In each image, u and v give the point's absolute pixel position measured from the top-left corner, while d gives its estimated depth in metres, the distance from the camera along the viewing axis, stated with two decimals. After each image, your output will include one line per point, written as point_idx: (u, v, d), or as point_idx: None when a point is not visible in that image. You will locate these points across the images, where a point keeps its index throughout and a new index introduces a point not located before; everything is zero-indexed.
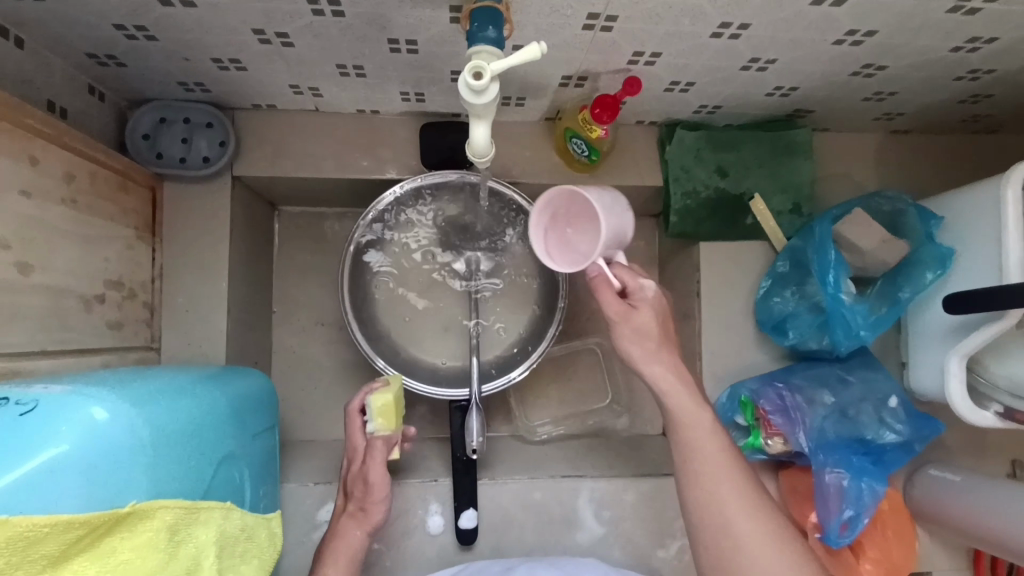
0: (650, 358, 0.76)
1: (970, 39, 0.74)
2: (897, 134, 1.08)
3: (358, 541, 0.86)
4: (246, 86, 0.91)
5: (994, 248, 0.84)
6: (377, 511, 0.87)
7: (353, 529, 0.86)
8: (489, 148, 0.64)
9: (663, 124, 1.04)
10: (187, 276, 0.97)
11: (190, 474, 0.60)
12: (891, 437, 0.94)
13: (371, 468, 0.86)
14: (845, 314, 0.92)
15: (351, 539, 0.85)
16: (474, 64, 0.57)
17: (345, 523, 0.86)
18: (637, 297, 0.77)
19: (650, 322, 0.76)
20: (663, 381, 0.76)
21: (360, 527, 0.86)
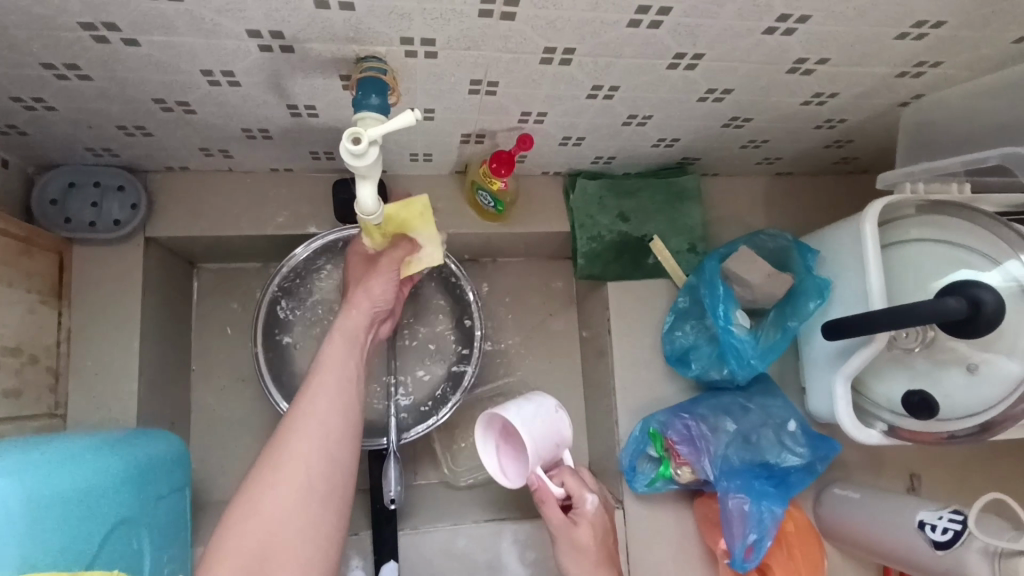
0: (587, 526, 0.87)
1: (815, 94, 0.84)
2: (781, 178, 1.18)
3: (343, 352, 0.79)
4: (156, 151, 0.93)
5: (860, 278, 0.93)
6: (360, 305, 0.84)
7: (336, 349, 0.79)
8: (377, 206, 0.68)
9: (567, 174, 1.11)
10: (96, 338, 0.96)
11: (75, 544, 0.60)
12: (792, 459, 0.99)
13: (355, 302, 0.84)
14: (737, 344, 0.99)
15: (335, 355, 0.78)
16: (353, 131, 0.61)
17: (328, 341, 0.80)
18: (576, 510, 0.88)
19: (585, 541, 0.87)
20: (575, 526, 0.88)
21: (347, 325, 0.82)
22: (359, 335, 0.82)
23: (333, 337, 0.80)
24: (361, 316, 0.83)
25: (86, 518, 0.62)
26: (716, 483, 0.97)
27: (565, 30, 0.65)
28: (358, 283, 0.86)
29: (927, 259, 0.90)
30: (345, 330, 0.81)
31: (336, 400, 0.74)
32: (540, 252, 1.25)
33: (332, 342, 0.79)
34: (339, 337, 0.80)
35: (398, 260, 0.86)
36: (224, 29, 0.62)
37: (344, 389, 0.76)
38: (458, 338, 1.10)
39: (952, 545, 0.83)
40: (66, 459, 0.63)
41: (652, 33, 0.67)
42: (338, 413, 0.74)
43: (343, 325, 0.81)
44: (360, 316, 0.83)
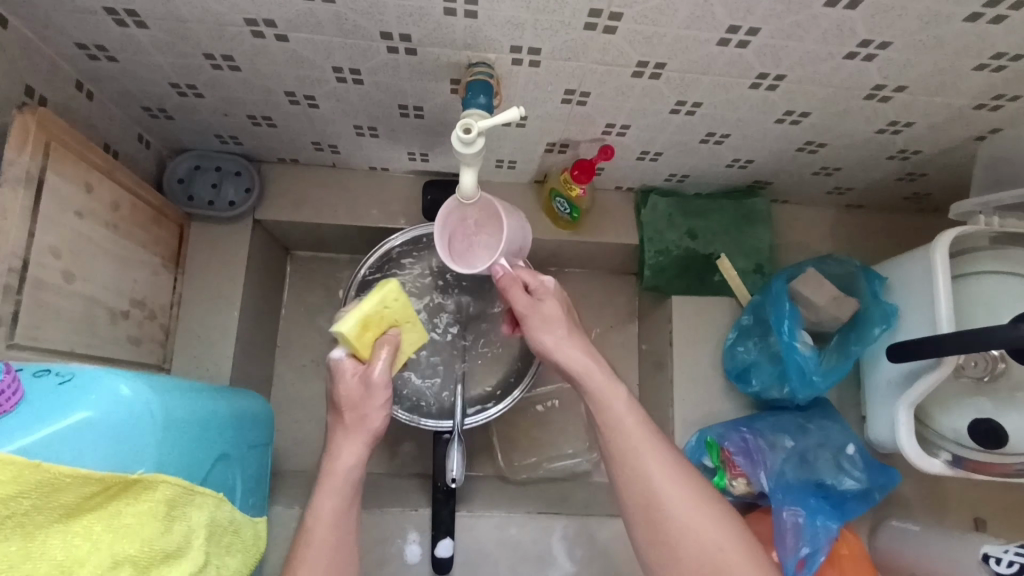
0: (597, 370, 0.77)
1: (891, 122, 0.88)
2: (850, 209, 1.20)
3: (338, 502, 0.79)
4: (275, 142, 1.05)
5: (929, 305, 0.94)
6: (351, 452, 0.80)
7: (327, 497, 0.79)
8: (475, 192, 0.76)
9: (639, 190, 1.17)
10: (202, 304, 1.07)
11: (192, 463, 0.67)
12: (850, 483, 0.99)
13: (344, 443, 0.81)
14: (800, 361, 1.00)
15: (330, 509, 0.78)
16: (465, 121, 0.69)
17: (324, 482, 0.80)
18: (539, 292, 0.82)
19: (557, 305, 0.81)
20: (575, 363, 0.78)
21: (343, 459, 0.80)
22: (360, 467, 0.81)
23: (326, 483, 0.80)
24: (358, 445, 0.81)
25: (198, 443, 0.69)
26: (770, 496, 0.98)
27: (660, 45, 0.72)
28: (351, 410, 0.81)
29: (999, 292, 0.90)
30: (340, 476, 0.79)
31: (333, 548, 0.77)
32: (606, 265, 1.30)
33: (325, 490, 0.79)
34: (336, 486, 0.79)
35: (390, 361, 0.81)
36: (361, 30, 0.72)
37: (333, 536, 0.77)
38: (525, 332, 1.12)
39: None
40: (186, 390, 0.71)
41: (739, 53, 0.73)
42: (326, 565, 0.76)
43: (335, 471, 0.80)
44: (353, 456, 0.80)
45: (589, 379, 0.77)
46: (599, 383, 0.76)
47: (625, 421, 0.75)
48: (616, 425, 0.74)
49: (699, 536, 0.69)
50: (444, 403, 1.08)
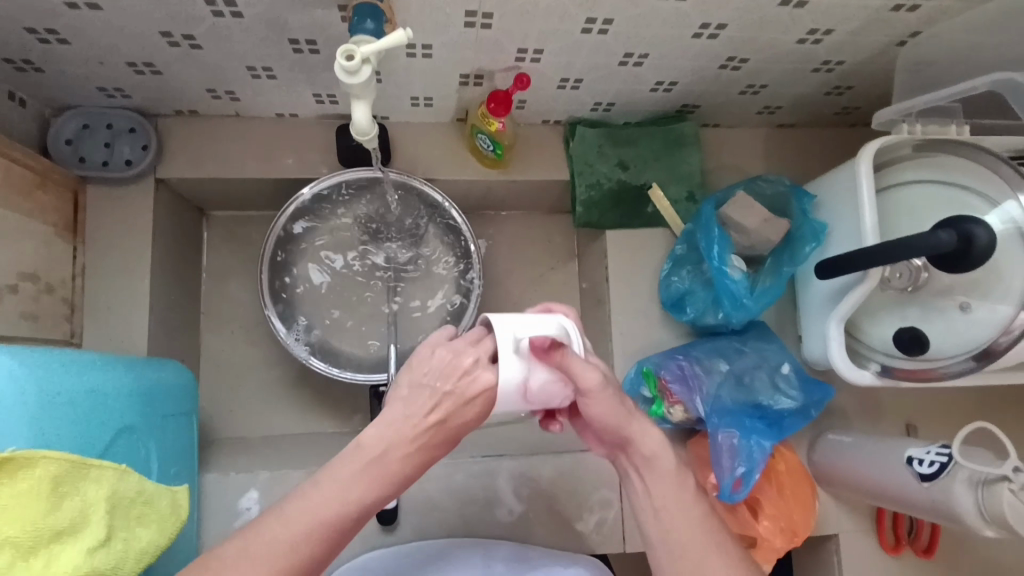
0: (660, 475, 0.68)
1: (811, 30, 0.85)
2: (783, 129, 1.18)
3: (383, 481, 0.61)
4: (167, 93, 0.97)
5: (855, 218, 0.93)
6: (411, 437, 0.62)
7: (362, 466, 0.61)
8: (371, 128, 0.71)
9: (567, 123, 1.12)
10: (108, 274, 1.00)
11: (73, 433, 0.66)
12: (786, 402, 1.01)
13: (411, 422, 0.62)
14: (731, 286, 0.99)
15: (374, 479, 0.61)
16: (346, 48, 0.64)
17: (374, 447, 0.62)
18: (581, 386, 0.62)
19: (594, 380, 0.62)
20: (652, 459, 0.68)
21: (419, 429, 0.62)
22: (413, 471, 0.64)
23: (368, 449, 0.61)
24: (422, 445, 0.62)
25: (81, 421, 0.67)
26: (706, 420, 0.99)
27: None
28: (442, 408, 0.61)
29: (921, 201, 0.91)
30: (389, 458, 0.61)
31: (342, 522, 0.59)
32: (540, 204, 1.26)
33: (377, 462, 0.61)
34: (372, 470, 0.61)
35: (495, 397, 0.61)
36: None
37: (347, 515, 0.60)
38: (459, 277, 1.11)
39: (937, 476, 0.84)
40: (69, 363, 0.68)
41: None
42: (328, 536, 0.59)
43: (388, 433, 0.61)
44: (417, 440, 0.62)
45: (661, 504, 0.67)
46: (671, 486, 0.68)
47: (681, 502, 0.67)
48: (662, 528, 0.67)
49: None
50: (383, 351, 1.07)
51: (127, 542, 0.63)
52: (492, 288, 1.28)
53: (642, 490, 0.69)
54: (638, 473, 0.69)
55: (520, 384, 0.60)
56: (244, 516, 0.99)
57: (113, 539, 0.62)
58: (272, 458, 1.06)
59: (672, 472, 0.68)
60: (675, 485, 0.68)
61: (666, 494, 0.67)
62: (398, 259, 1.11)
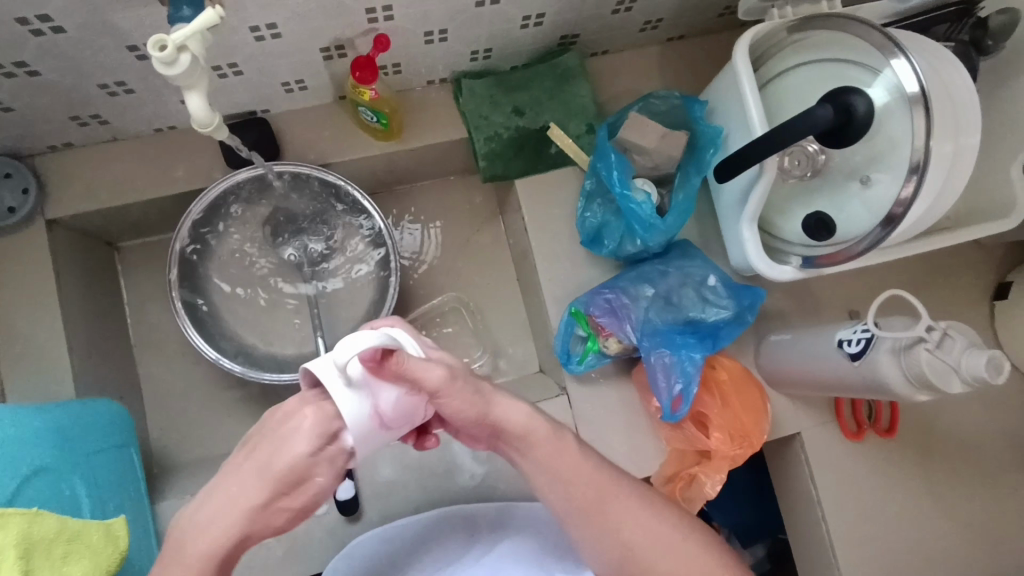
0: (544, 448, 0.70)
1: None
2: (674, 43, 1.16)
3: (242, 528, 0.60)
4: (30, 128, 0.94)
5: (743, 114, 0.92)
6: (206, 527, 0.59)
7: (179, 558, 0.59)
8: (212, 117, 0.69)
9: (452, 80, 1.10)
10: (17, 323, 0.98)
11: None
12: (717, 312, 1.01)
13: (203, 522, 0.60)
14: (636, 209, 0.98)
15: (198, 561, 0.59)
16: (156, 38, 0.62)
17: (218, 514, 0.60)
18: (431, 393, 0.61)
19: (439, 381, 0.61)
20: (529, 433, 0.70)
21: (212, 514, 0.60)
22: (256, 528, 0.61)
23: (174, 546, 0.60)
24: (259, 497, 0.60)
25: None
26: (639, 346, 0.99)
27: None
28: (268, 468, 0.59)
29: (806, 85, 0.89)
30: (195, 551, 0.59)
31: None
32: (451, 168, 1.24)
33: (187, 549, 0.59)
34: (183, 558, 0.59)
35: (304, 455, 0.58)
36: None
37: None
38: (376, 257, 1.10)
39: (865, 354, 0.84)
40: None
41: None
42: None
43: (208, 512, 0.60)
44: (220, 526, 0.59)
45: (551, 469, 0.70)
46: (553, 447, 0.70)
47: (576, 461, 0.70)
48: (568, 503, 0.70)
49: (638, 528, 0.69)
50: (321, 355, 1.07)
51: None
52: (421, 263, 1.26)
53: (530, 460, 0.70)
54: (525, 447, 0.70)
55: (372, 410, 0.56)
56: None
57: None
58: None
59: (549, 437, 0.70)
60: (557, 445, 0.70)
61: (552, 459, 0.70)
62: (310, 250, 1.10)
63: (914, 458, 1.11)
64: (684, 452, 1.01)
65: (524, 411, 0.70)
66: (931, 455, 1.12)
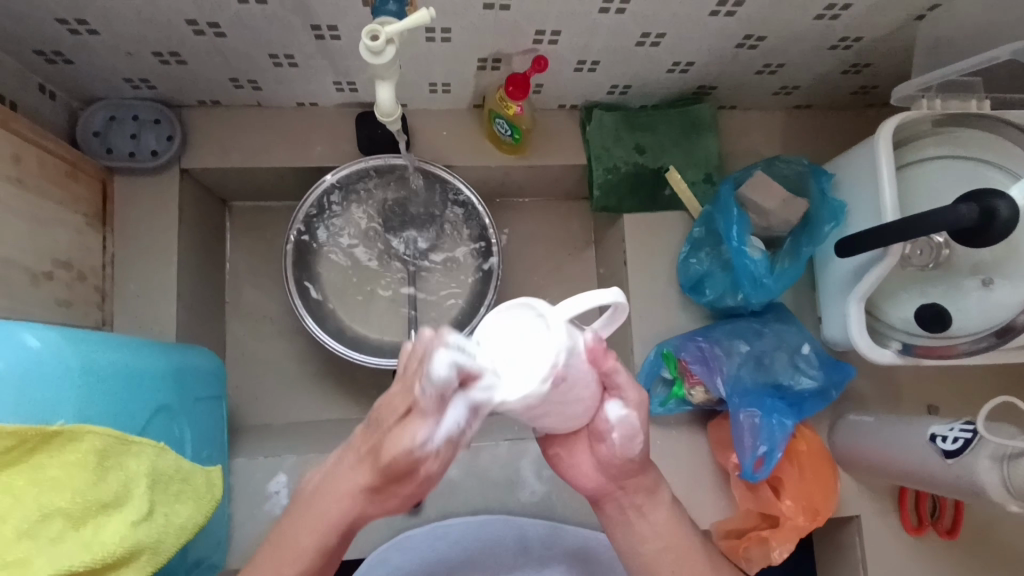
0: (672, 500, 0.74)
1: (829, 5, 0.85)
2: (799, 111, 1.18)
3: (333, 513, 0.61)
4: (191, 83, 0.98)
5: (874, 196, 0.93)
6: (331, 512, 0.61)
7: (296, 527, 0.62)
8: (396, 109, 0.72)
9: (583, 108, 1.13)
10: (137, 262, 1.02)
11: (115, 411, 0.66)
12: (807, 382, 1.02)
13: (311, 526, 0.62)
14: (750, 265, 1.00)
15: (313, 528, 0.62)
16: (370, 28, 0.64)
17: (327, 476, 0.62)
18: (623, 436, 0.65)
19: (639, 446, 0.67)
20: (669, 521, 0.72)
21: (338, 491, 0.60)
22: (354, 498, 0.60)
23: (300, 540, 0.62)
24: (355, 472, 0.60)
25: (122, 400, 0.68)
26: (728, 401, 0.99)
27: None
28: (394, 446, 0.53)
29: (943, 176, 0.90)
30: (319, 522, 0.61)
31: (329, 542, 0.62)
32: (558, 190, 1.27)
33: (279, 549, 0.63)
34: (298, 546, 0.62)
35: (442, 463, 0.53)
36: None
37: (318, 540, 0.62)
38: (478, 265, 1.12)
39: (961, 454, 0.84)
40: (117, 343, 0.70)
41: None
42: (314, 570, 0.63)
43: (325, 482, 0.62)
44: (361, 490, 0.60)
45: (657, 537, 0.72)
46: (655, 514, 0.72)
47: (691, 566, 0.71)
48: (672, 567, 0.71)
49: None
50: None
51: (167, 517, 0.64)
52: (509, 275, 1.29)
53: (575, 478, 0.71)
54: (563, 455, 0.70)
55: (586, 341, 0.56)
56: (273, 499, 1.00)
57: (155, 515, 0.62)
58: (297, 442, 1.08)
59: (666, 501, 0.73)
60: (648, 487, 0.71)
61: (668, 528, 0.72)
62: (417, 246, 1.13)
63: (973, 566, 1.09)
64: (750, 513, 1.01)
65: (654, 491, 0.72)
66: (994, 567, 1.09)
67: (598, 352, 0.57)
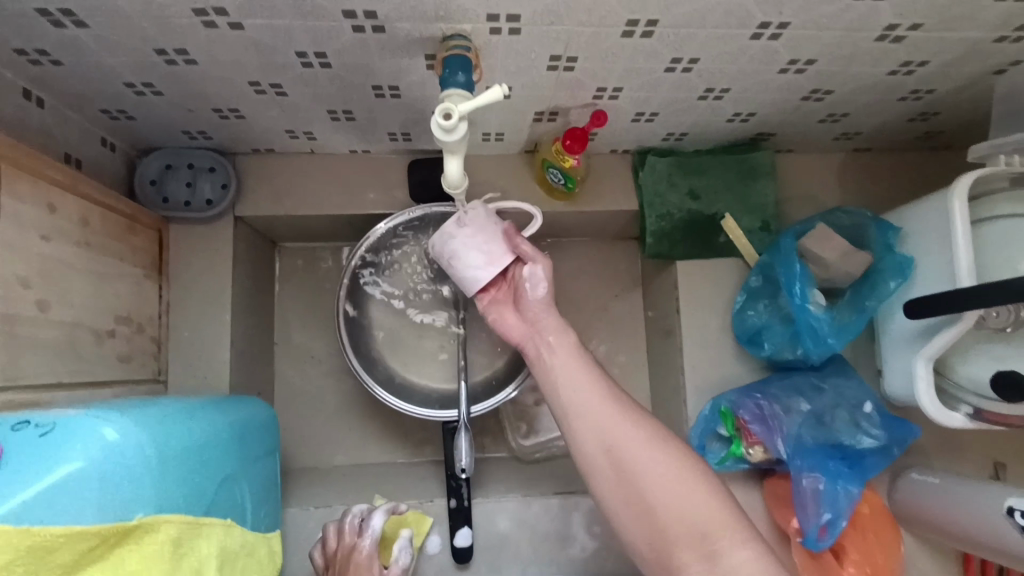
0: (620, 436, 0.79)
1: (904, 64, 0.80)
2: (860, 154, 1.15)
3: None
4: (247, 134, 0.98)
5: (947, 256, 0.89)
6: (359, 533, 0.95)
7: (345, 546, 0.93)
8: (463, 180, 0.71)
9: (636, 152, 1.11)
10: (192, 310, 1.03)
11: (190, 493, 0.65)
12: (869, 441, 0.97)
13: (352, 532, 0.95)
14: (814, 322, 0.96)
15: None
16: (444, 106, 0.63)
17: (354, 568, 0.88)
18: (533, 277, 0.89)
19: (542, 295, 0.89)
20: (602, 415, 0.80)
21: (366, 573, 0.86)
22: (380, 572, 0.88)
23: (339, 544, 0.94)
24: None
25: (194, 478, 0.67)
26: (789, 463, 0.96)
27: (649, 1, 0.65)
28: None
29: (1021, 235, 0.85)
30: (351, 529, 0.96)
31: None
32: (607, 231, 1.25)
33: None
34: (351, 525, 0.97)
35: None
36: (322, 11, 0.65)
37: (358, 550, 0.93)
38: None
39: None
40: (180, 419, 0.70)
41: (738, 3, 0.65)
42: None
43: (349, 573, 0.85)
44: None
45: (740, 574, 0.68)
46: (590, 395, 0.82)
47: (612, 417, 0.80)
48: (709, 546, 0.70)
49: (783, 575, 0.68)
50: (495, 386, 1.09)
51: None
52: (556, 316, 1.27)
53: (504, 329, 0.92)
54: (496, 316, 0.92)
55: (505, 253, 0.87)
56: None
57: None
58: (347, 490, 1.07)
59: (703, 503, 0.74)
60: (557, 330, 0.88)
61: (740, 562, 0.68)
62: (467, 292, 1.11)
63: None
64: None
65: (566, 348, 0.87)
66: None
67: (511, 236, 0.88)
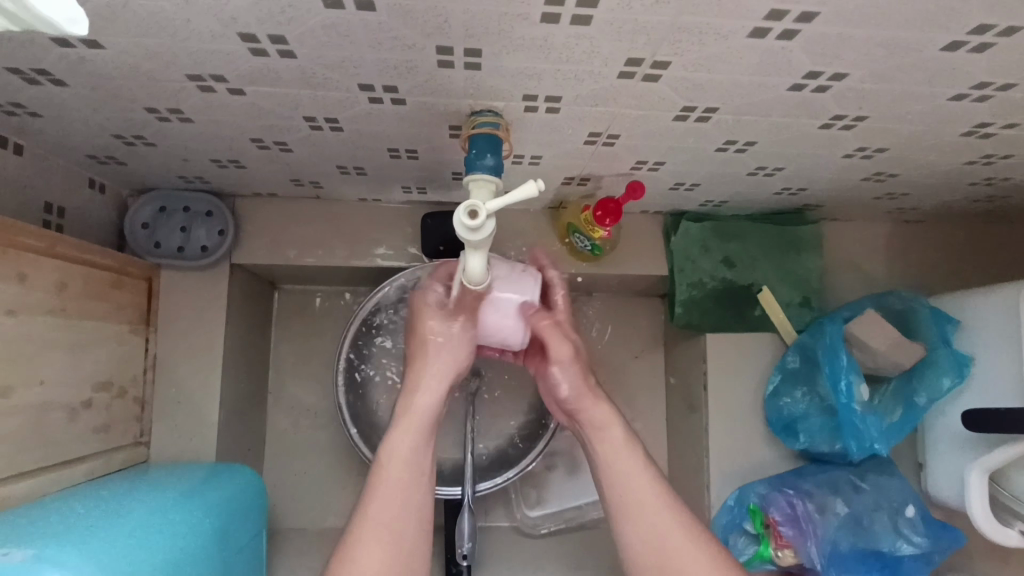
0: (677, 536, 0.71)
1: (986, 155, 0.72)
2: (910, 225, 1.06)
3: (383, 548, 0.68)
4: (248, 180, 0.90)
5: (1014, 360, 0.81)
6: (449, 366, 0.74)
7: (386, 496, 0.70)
8: (485, 275, 0.63)
9: (669, 214, 1.02)
10: (180, 366, 0.95)
11: None
12: (909, 548, 0.89)
13: (432, 373, 0.74)
14: (858, 421, 0.89)
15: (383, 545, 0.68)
16: (470, 203, 0.55)
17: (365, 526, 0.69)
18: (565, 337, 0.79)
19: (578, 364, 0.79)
20: (652, 519, 0.72)
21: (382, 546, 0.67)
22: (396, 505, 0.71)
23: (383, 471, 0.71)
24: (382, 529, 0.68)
25: None
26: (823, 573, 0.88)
27: (712, 91, 0.56)
28: None
29: None
30: (418, 416, 0.73)
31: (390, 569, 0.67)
32: (630, 289, 1.17)
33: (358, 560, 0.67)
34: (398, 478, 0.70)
35: None
36: (334, 83, 0.57)
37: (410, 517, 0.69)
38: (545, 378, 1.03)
39: None
40: (151, 533, 0.63)
41: (814, 97, 0.57)
42: None
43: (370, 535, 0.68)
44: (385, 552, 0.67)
45: None
46: (645, 495, 0.73)
47: (665, 521, 0.71)
48: None
49: None
50: (503, 459, 1.00)
51: None
52: None
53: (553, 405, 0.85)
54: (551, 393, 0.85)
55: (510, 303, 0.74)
56: None
57: None
58: None
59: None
60: (609, 416, 0.77)
61: None
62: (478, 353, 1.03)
63: None
64: None
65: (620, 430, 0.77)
66: None
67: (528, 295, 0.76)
